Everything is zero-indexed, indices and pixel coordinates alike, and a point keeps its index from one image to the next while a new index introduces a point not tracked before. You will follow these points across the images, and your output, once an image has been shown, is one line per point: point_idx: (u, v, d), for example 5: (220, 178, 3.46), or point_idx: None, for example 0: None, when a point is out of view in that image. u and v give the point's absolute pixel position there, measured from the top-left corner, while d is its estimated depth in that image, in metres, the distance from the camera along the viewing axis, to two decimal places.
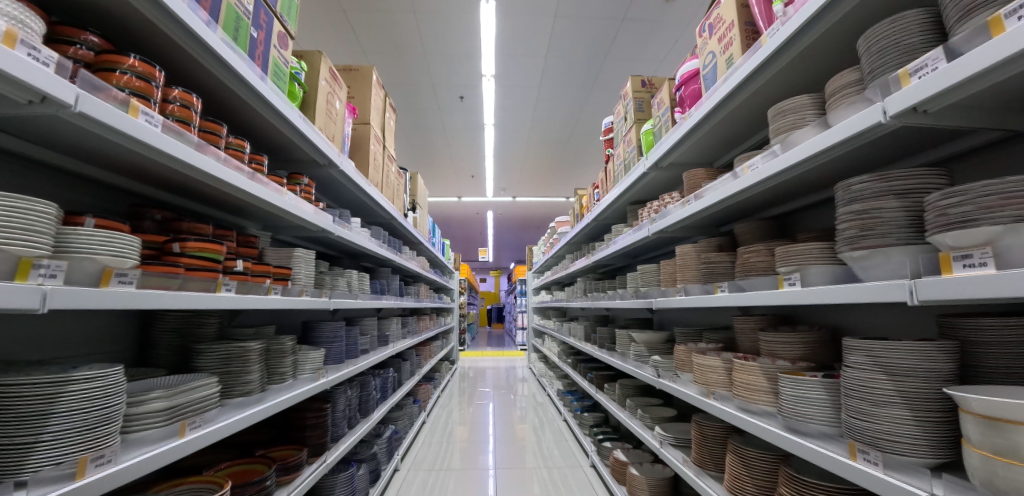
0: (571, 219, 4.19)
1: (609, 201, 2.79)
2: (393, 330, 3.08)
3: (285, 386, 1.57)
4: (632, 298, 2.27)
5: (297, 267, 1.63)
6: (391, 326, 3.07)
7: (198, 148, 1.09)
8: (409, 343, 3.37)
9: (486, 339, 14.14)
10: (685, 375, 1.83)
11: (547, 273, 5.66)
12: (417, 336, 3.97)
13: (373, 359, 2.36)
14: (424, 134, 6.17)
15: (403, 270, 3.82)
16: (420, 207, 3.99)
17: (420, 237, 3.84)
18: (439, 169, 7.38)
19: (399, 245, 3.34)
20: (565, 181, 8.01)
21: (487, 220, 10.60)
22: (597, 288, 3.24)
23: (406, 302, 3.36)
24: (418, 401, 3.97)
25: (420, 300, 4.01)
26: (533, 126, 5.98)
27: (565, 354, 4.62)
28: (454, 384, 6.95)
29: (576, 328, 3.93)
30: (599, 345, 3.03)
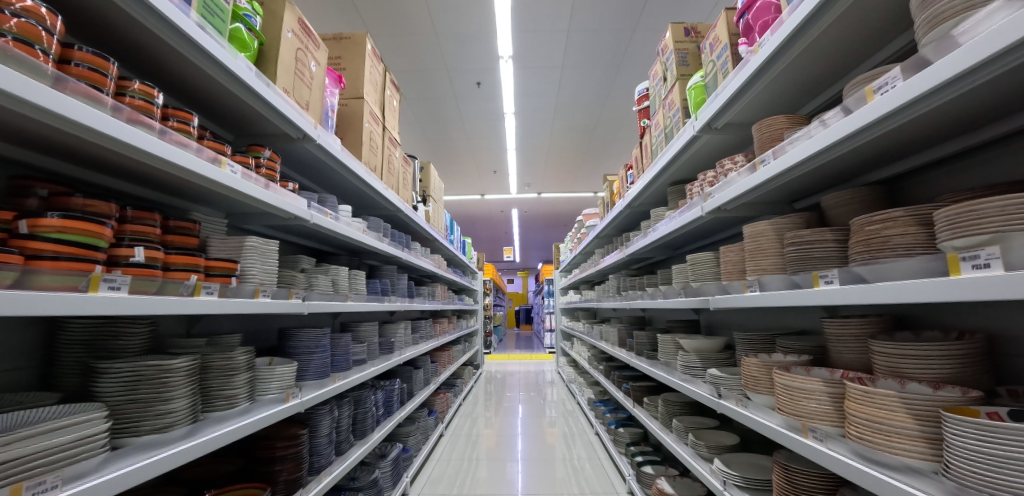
0: (600, 208, 3.72)
1: (646, 181, 2.32)
2: (400, 335, 2.74)
3: (230, 414, 1.24)
4: (679, 295, 1.80)
5: (250, 262, 1.30)
6: (397, 329, 2.73)
7: (68, 88, 0.76)
8: (420, 349, 3.01)
9: (515, 341, 13.73)
10: (755, 396, 1.33)
11: (575, 271, 5.20)
12: (433, 341, 3.62)
13: (366, 372, 2.00)
14: (442, 126, 5.86)
15: (415, 269, 3.47)
16: (432, 200, 3.64)
17: (432, 232, 3.49)
18: (459, 164, 7.06)
19: (405, 241, 2.98)
20: (593, 174, 7.49)
21: (512, 218, 10.20)
22: (632, 285, 2.78)
23: (416, 304, 3.00)
24: (435, 412, 3.62)
25: (435, 301, 3.66)
26: (556, 113, 5.54)
27: (597, 359, 4.14)
28: (479, 390, 6.58)
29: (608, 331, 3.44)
30: (635, 352, 2.53)
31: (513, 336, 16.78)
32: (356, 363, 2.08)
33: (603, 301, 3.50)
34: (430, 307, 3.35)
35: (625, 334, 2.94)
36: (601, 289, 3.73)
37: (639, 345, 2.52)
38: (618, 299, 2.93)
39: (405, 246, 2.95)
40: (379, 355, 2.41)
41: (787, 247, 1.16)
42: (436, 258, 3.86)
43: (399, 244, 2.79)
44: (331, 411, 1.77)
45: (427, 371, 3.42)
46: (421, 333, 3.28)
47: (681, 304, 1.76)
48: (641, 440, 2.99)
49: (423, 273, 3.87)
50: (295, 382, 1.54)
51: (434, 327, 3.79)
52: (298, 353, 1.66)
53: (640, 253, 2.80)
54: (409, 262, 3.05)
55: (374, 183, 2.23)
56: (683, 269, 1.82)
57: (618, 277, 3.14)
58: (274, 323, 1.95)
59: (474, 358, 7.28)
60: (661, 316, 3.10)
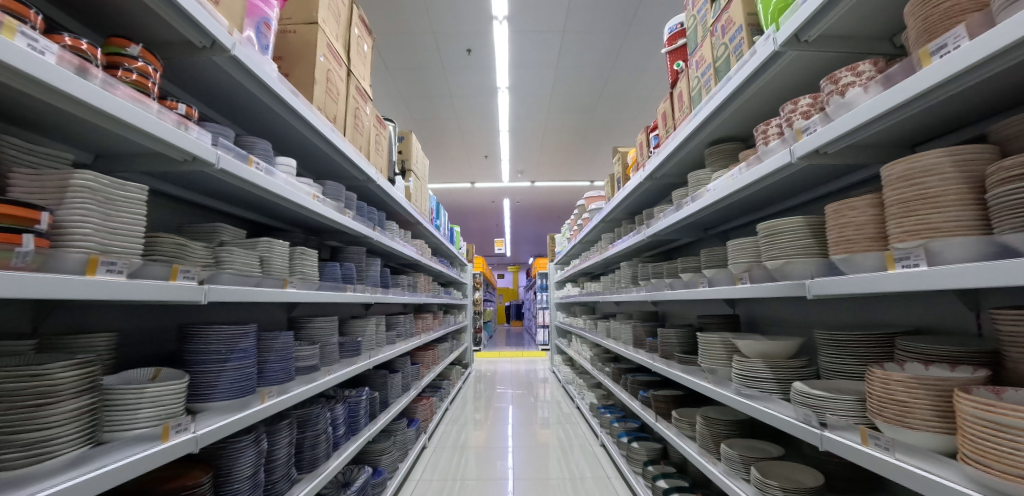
0: (608, 187, 3.22)
1: (680, 140, 1.82)
2: (369, 334, 2.19)
3: (59, 468, 0.71)
4: (745, 280, 1.31)
5: (77, 215, 0.76)
6: (366, 326, 2.18)
7: None
8: (397, 350, 2.46)
9: (505, 339, 13.24)
10: (899, 433, 0.84)
11: (575, 261, 4.71)
12: (416, 339, 3.07)
13: (314, 384, 1.46)
14: (428, 102, 5.25)
15: (391, 254, 2.93)
16: (413, 175, 3.08)
17: (414, 212, 2.95)
18: (448, 147, 6.46)
19: (380, 219, 2.43)
20: (591, 160, 6.98)
21: (503, 209, 9.65)
22: (654, 272, 2.27)
23: (392, 295, 2.46)
24: (418, 421, 3.08)
25: (416, 294, 3.11)
26: (554, 90, 5.06)
27: (600, 360, 3.65)
28: (469, 390, 6.06)
29: (619, 328, 2.92)
30: (662, 354, 2.03)
31: (503, 333, 16.27)
32: (304, 371, 1.54)
33: (611, 294, 2.99)
34: (409, 299, 2.81)
35: (642, 333, 2.44)
36: (608, 280, 3.23)
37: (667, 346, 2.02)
38: (635, 290, 2.43)
39: (379, 225, 2.40)
40: (339, 359, 1.87)
41: (997, 193, 0.68)
42: (419, 244, 3.32)
43: (371, 221, 2.23)
44: (257, 443, 1.24)
45: (406, 376, 2.87)
46: (398, 331, 2.73)
47: (749, 293, 1.27)
48: (659, 457, 2.43)
49: (402, 262, 3.33)
50: (181, 407, 1.01)
51: (416, 324, 3.24)
52: (204, 362, 1.13)
53: (664, 235, 2.30)
54: (384, 246, 2.51)
55: (330, 136, 1.68)
56: (750, 244, 1.33)
57: (634, 264, 2.64)
58: (180, 318, 1.40)
59: (463, 355, 6.74)
60: (685, 311, 2.62)
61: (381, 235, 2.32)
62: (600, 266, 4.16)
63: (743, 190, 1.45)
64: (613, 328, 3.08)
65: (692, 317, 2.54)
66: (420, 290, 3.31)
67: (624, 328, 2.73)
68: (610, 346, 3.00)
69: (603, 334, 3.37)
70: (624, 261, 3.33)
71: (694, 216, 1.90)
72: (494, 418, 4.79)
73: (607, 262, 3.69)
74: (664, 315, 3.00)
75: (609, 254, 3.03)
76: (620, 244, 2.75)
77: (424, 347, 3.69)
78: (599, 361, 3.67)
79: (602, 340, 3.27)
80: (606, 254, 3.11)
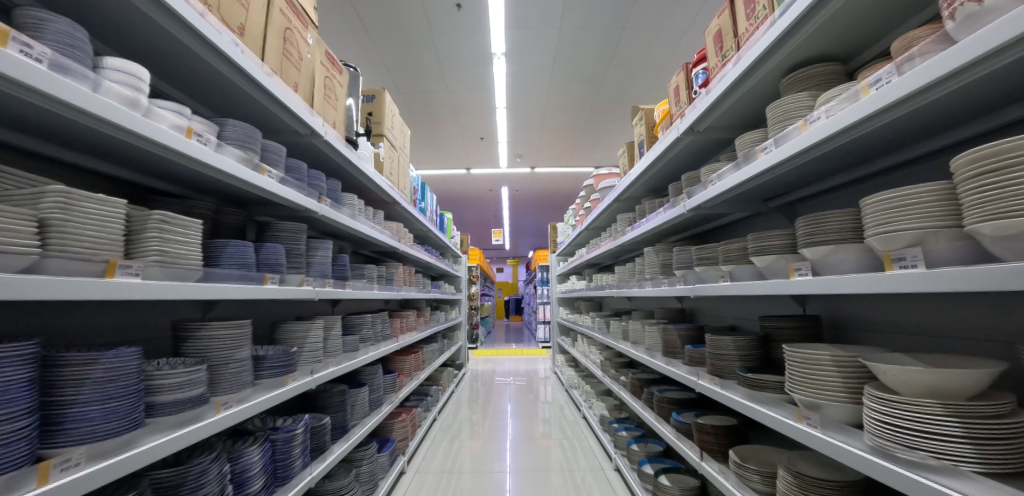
0: (625, 159, 2.60)
1: (756, 55, 1.20)
2: (314, 342, 1.61)
3: None
4: (912, 260, 0.78)
5: None
6: (311, 330, 1.60)
7: None
8: (356, 361, 1.87)
9: (503, 334, 12.72)
10: None
11: (581, 251, 4.11)
12: (393, 343, 2.50)
13: (169, 441, 0.90)
14: (412, 74, 4.49)
15: (354, 238, 2.32)
16: (388, 143, 2.46)
17: (386, 185, 2.35)
18: (438, 129, 5.74)
19: (336, 190, 1.84)
20: (596, 144, 6.31)
21: (501, 196, 8.99)
22: (699, 259, 1.69)
23: (349, 289, 1.88)
24: (393, 442, 2.51)
25: (392, 288, 2.52)
26: (556, 58, 4.29)
27: (612, 365, 3.05)
28: (462, 392, 5.49)
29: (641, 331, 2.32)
30: (714, 371, 1.46)
31: (501, 327, 15.77)
32: (173, 409, 0.97)
33: (631, 288, 2.38)
34: (378, 293, 2.23)
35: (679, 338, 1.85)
36: (624, 271, 2.63)
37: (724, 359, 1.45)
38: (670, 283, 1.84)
39: (331, 196, 1.79)
40: (254, 382, 1.29)
41: None
42: (396, 228, 2.72)
43: (318, 189, 1.65)
44: None
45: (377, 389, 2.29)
46: (364, 334, 2.14)
47: (946, 288, 0.69)
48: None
49: (372, 250, 2.72)
50: None
51: (392, 325, 2.64)
52: None
53: (711, 210, 1.69)
54: (341, 227, 1.91)
55: (226, 49, 1.08)
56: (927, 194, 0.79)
57: (666, 250, 2.04)
58: None
59: (457, 355, 6.15)
60: (734, 310, 2.05)
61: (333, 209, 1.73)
62: (609, 255, 3.55)
63: (889, 111, 0.84)
64: (631, 328, 2.47)
65: (744, 317, 1.98)
66: (398, 283, 2.71)
67: (650, 331, 2.13)
68: (627, 352, 2.40)
69: (617, 336, 2.76)
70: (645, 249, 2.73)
71: (769, 174, 1.31)
72: (490, 424, 4.25)
73: (621, 250, 3.08)
74: (698, 315, 2.44)
75: (627, 239, 2.42)
76: (642, 225, 2.14)
77: (404, 351, 3.10)
78: (610, 365, 3.07)
79: (617, 343, 2.67)
80: (622, 239, 2.50)
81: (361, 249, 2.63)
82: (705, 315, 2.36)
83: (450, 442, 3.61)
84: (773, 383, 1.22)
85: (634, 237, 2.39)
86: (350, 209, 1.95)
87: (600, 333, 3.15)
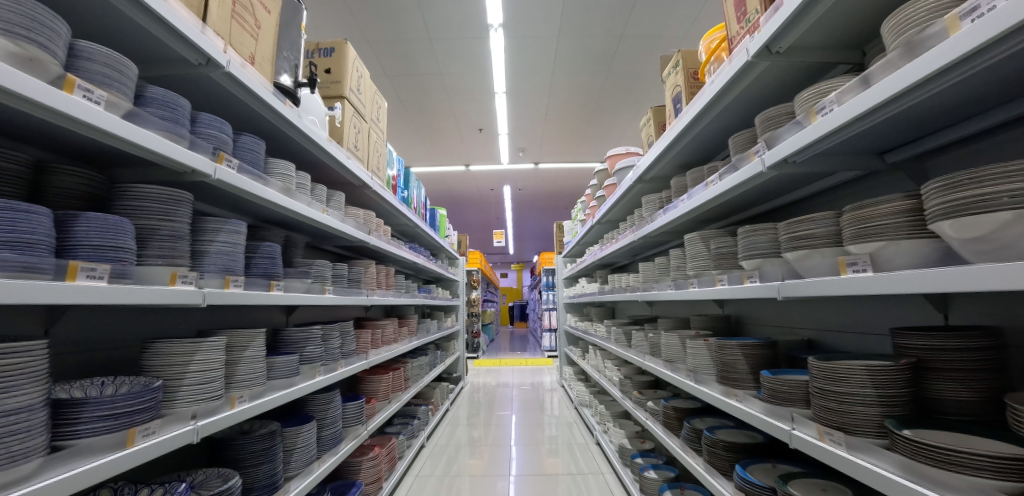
0: (650, 130, 2.06)
1: None
2: (201, 370, 1.09)
3: None
4: None
5: None
6: (198, 353, 1.09)
7: None
8: (279, 396, 1.33)
9: (507, 341, 12.13)
10: None
11: (592, 249, 3.55)
12: (362, 362, 1.95)
13: None
14: (400, 52, 3.97)
15: (299, 224, 1.78)
16: (352, 108, 1.93)
17: (347, 158, 1.82)
18: (432, 120, 5.21)
19: (262, 151, 1.30)
20: (607, 135, 5.75)
21: (504, 196, 8.44)
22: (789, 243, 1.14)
23: (279, 293, 1.35)
24: (360, 486, 1.95)
25: (360, 291, 1.96)
26: (563, 32, 3.77)
27: (632, 385, 2.43)
28: (461, 406, 4.90)
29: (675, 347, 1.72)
30: (834, 425, 0.96)
31: (505, 334, 15.15)
32: None
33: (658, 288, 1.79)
34: (335, 299, 1.69)
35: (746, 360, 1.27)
36: (653, 269, 2.05)
37: (851, 405, 0.93)
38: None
39: (246, 160, 1.23)
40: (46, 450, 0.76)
41: None
42: (371, 218, 2.18)
43: (220, 143, 1.11)
44: None
45: (337, 425, 1.73)
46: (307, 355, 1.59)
47: None
48: None
49: (337, 245, 2.17)
50: None
51: (358, 338, 2.07)
52: None
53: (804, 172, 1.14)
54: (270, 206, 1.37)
55: None
56: None
57: (720, 238, 1.49)
58: None
59: (455, 367, 5.58)
60: (830, 318, 1.49)
61: (246, 174, 1.19)
62: (626, 253, 2.97)
63: None
64: (662, 341, 1.86)
65: (837, 327, 1.46)
66: (371, 284, 2.17)
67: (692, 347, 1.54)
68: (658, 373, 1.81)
69: (642, 350, 2.15)
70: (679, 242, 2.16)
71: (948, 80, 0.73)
72: (488, 443, 3.66)
73: (643, 244, 2.50)
74: (758, 326, 1.90)
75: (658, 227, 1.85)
76: (682, 203, 1.55)
77: (382, 368, 2.53)
78: (631, 386, 2.44)
79: (643, 361, 2.05)
80: (649, 227, 1.92)
81: (320, 243, 2.09)
82: (770, 326, 1.82)
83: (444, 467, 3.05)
84: (985, 461, 0.66)
85: (667, 224, 1.80)
86: (284, 181, 1.39)
87: (618, 346, 2.54)
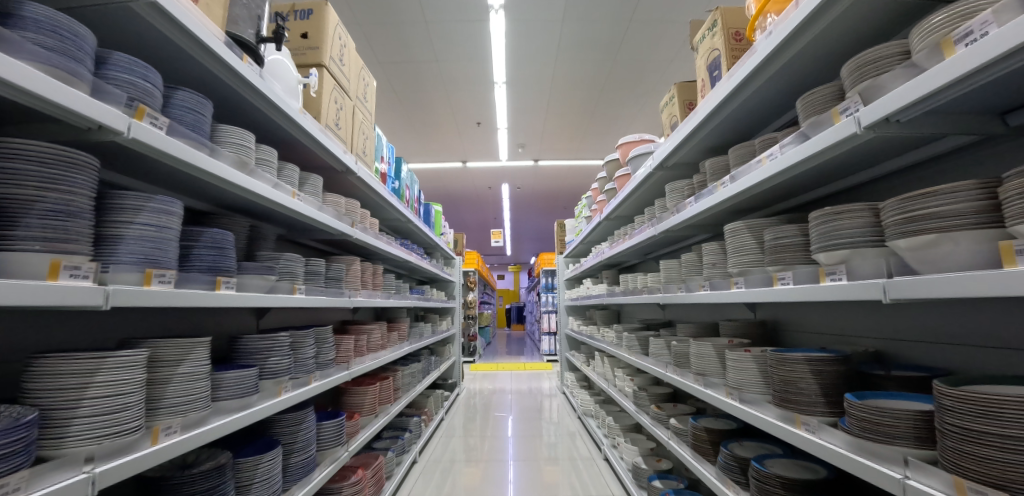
0: (675, 109, 1.80)
1: None
2: (105, 398, 0.75)
3: None
4: None
5: None
6: (99, 374, 0.75)
7: None
8: (229, 421, 1.02)
9: (503, 344, 11.82)
10: None
11: (599, 247, 3.30)
12: (340, 372, 1.65)
13: None
14: (393, 36, 3.67)
15: (264, 210, 1.48)
16: (332, 79, 1.66)
17: (324, 135, 1.55)
18: (427, 112, 4.93)
19: (204, 111, 1.01)
20: (610, 130, 5.49)
21: (501, 194, 8.16)
22: (816, 245, 0.92)
23: (230, 292, 1.04)
24: None
25: (340, 291, 1.67)
26: (569, 15, 3.51)
27: (649, 399, 2.10)
28: (457, 412, 4.60)
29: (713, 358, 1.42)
30: None
31: (501, 337, 14.84)
32: None
33: (691, 288, 1.49)
34: (307, 300, 1.40)
35: (826, 381, 0.98)
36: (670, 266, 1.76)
37: None
38: (797, 273, 0.97)
39: (185, 125, 0.94)
40: None
41: None
42: (354, 208, 1.89)
43: (141, 94, 0.83)
44: None
45: (313, 447, 1.45)
46: (269, 369, 1.26)
47: None
48: None
49: (313, 239, 1.88)
50: None
51: (338, 345, 1.76)
52: None
53: (919, 139, 0.87)
54: (222, 184, 1.09)
55: None
56: None
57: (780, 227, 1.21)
58: None
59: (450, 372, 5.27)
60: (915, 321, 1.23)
61: (179, 136, 0.90)
62: (637, 252, 2.70)
63: None
64: (690, 351, 1.56)
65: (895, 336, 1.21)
66: (354, 282, 1.88)
67: (737, 362, 1.25)
68: (688, 387, 1.51)
69: (664, 359, 1.86)
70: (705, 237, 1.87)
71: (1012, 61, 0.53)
72: (485, 452, 3.35)
73: (661, 241, 2.22)
74: (795, 332, 1.62)
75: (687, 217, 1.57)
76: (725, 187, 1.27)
77: (366, 379, 2.21)
78: (647, 401, 2.11)
79: (667, 374, 1.74)
80: (675, 219, 1.63)
81: (293, 235, 1.79)
82: (809, 334, 1.54)
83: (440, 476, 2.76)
84: None
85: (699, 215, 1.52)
86: (237, 153, 1.11)
87: (634, 355, 2.22)
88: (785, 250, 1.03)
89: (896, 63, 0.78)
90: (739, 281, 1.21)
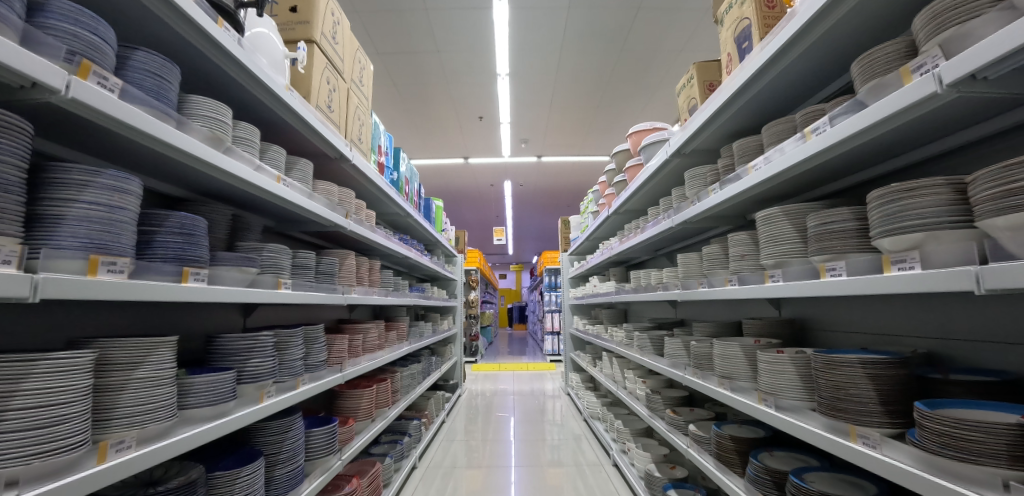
0: (693, 91, 1.66)
1: None
2: (36, 407, 0.61)
3: None
4: None
5: None
6: (30, 377, 0.61)
7: None
8: (196, 434, 0.89)
9: (505, 344, 11.69)
10: None
11: (606, 243, 3.16)
12: (331, 376, 1.51)
13: None
14: (393, 26, 3.54)
15: (248, 197, 1.35)
16: (324, 57, 1.53)
17: (314, 117, 1.42)
18: (428, 106, 4.79)
19: (169, 77, 0.89)
20: (615, 124, 5.36)
21: (503, 191, 8.03)
22: (880, 229, 0.78)
23: (199, 286, 0.90)
24: None
25: (333, 287, 1.54)
26: (576, 2, 3.36)
27: (662, 402, 1.95)
28: (458, 414, 4.46)
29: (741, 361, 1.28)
30: None
31: (503, 337, 14.68)
32: None
33: (717, 283, 1.35)
34: (295, 296, 1.26)
35: (886, 388, 0.84)
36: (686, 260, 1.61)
37: None
38: (852, 262, 0.83)
39: (140, 89, 0.81)
40: None
41: None
42: (351, 198, 1.76)
43: (85, 47, 0.70)
44: None
45: (302, 456, 1.32)
46: (251, 373, 1.12)
47: None
48: None
49: (303, 231, 1.74)
50: None
51: (330, 345, 1.61)
52: None
53: (1013, 102, 0.73)
54: (189, 162, 0.95)
55: None
56: None
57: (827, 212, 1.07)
58: None
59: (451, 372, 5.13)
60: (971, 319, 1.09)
61: (132, 102, 0.78)
62: (647, 247, 2.57)
63: None
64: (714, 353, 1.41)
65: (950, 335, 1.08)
66: (349, 281, 1.74)
67: (774, 366, 1.10)
68: (711, 391, 1.36)
69: (681, 360, 1.72)
70: (726, 230, 1.73)
71: None
72: (488, 457, 3.22)
73: (676, 235, 2.08)
74: (825, 333, 1.47)
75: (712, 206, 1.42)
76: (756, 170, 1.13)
77: (360, 381, 2.06)
78: (661, 405, 1.94)
79: (687, 377, 1.58)
80: (694, 209, 1.49)
81: (283, 227, 1.66)
82: (841, 333, 1.41)
83: (441, 483, 2.63)
84: None
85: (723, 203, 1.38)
86: (210, 128, 0.98)
87: (647, 356, 2.06)
88: (835, 237, 0.89)
89: (987, 7, 0.65)
90: (776, 274, 1.07)
